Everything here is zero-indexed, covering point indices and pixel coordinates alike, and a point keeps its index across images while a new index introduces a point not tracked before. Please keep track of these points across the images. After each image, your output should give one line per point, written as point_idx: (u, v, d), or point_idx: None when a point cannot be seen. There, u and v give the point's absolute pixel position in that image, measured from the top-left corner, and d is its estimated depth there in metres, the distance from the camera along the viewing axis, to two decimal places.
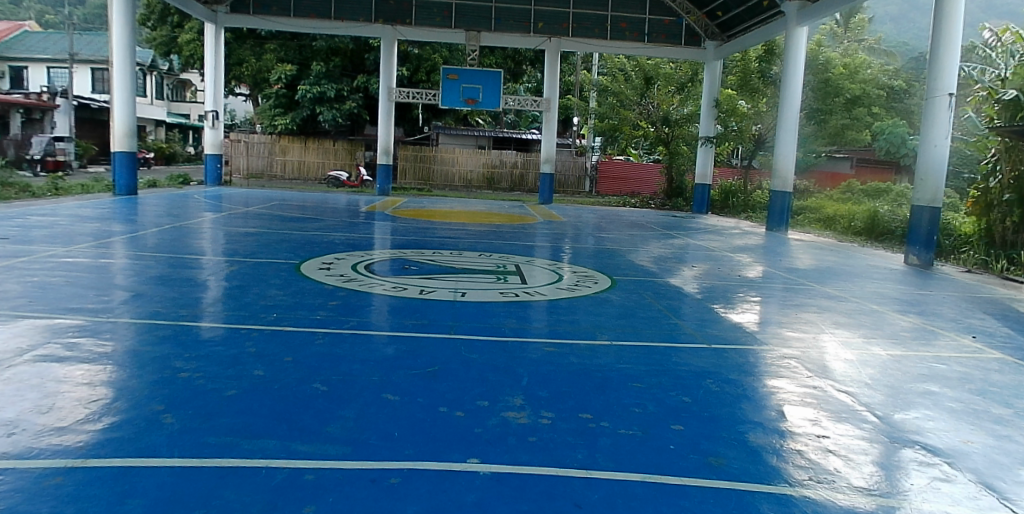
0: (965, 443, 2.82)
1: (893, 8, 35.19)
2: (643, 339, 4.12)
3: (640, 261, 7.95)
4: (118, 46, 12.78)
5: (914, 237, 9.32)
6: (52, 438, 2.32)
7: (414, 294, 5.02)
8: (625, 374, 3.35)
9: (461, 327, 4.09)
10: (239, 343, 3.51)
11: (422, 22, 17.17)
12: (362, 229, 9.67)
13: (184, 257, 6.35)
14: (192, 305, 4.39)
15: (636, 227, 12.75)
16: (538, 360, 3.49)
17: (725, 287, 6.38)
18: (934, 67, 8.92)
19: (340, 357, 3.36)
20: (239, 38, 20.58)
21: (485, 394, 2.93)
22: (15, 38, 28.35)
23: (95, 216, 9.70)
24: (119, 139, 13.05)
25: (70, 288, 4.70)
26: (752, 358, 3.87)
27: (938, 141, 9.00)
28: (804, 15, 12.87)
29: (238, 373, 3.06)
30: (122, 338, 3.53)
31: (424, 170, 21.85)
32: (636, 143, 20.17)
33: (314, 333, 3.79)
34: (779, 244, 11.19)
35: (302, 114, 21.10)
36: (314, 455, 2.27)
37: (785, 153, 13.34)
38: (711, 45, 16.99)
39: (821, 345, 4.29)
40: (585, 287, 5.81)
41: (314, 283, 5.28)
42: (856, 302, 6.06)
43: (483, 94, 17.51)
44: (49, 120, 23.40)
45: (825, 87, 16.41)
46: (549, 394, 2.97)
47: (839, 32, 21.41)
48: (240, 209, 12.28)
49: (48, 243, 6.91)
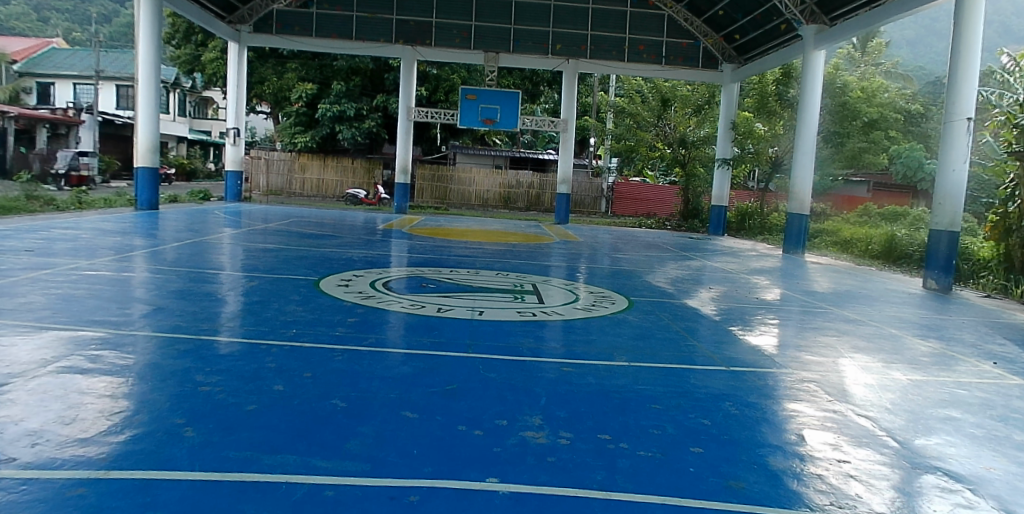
0: (987, 470, 2.77)
1: (910, 32, 34.65)
2: (660, 360, 4.10)
3: (657, 282, 7.94)
4: (145, 65, 13.05)
5: (932, 262, 9.23)
6: (74, 449, 2.35)
7: (431, 312, 5.06)
8: (644, 396, 3.33)
9: (478, 347, 4.09)
10: (258, 359, 3.54)
11: (441, 43, 17.35)
12: (380, 247, 9.75)
13: (205, 272, 6.43)
14: (212, 319, 4.46)
15: (653, 248, 12.77)
16: (556, 380, 3.48)
17: (741, 309, 6.33)
18: (951, 92, 8.90)
19: (359, 374, 3.37)
20: (261, 57, 21.07)
21: (504, 413, 2.92)
22: (44, 55, 29.05)
23: (117, 230, 9.85)
24: (142, 155, 13.24)
25: (93, 301, 4.78)
26: (770, 381, 3.83)
27: (956, 165, 8.95)
28: (821, 39, 12.93)
29: (257, 388, 3.07)
30: (142, 351, 3.57)
31: (441, 188, 21.99)
32: (652, 164, 20.26)
33: (332, 350, 3.81)
34: (796, 267, 11.18)
35: (321, 132, 21.41)
36: (333, 471, 2.29)
37: (802, 175, 13.29)
38: (729, 68, 17.13)
39: (840, 370, 4.24)
40: (601, 307, 5.79)
41: (332, 300, 5.31)
42: (874, 326, 6.01)
43: (500, 114, 17.58)
44: (73, 135, 23.95)
45: (843, 111, 16.27)
46: (567, 415, 2.95)
47: (855, 56, 21.45)
48: (259, 225, 12.41)
49: (71, 256, 7.03)
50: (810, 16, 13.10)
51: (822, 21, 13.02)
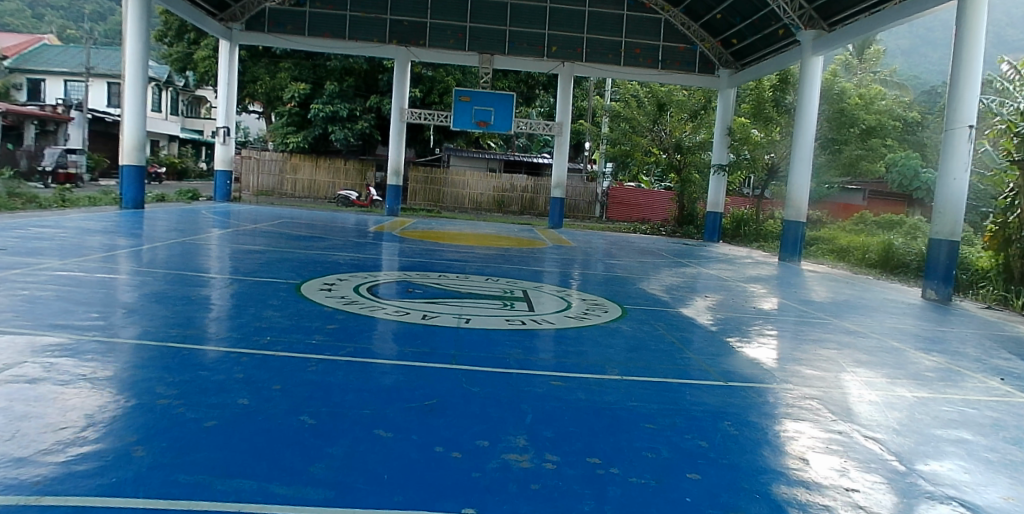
0: (1004, 501, 2.57)
1: (904, 42, 34.55)
2: (655, 375, 3.87)
3: (651, 289, 7.72)
4: (133, 61, 12.78)
5: (932, 272, 9.08)
6: (7, 470, 2.11)
7: (417, 319, 4.83)
8: (638, 413, 3.09)
9: (463, 358, 3.85)
10: (226, 369, 3.28)
11: (436, 44, 17.15)
12: (370, 250, 9.53)
13: (185, 274, 6.20)
14: (185, 323, 4.22)
15: (648, 254, 12.61)
16: (544, 395, 3.25)
17: (739, 319, 6.13)
18: (951, 100, 8.76)
19: (334, 387, 3.13)
20: (254, 56, 21.02)
21: (486, 432, 2.69)
22: (34, 51, 28.70)
23: (101, 229, 9.60)
24: (129, 153, 12.99)
25: (61, 303, 4.53)
26: (771, 398, 3.60)
27: (957, 174, 8.82)
28: (819, 45, 12.84)
29: (220, 400, 2.83)
30: (104, 358, 3.34)
31: (434, 191, 21.82)
32: (647, 169, 20.17)
33: (307, 359, 3.56)
34: (792, 275, 11.03)
35: (313, 133, 21.15)
36: (294, 499, 2.06)
37: (800, 182, 13.16)
38: (725, 73, 17.03)
39: (843, 385, 4.04)
40: (593, 316, 5.56)
41: (313, 305, 5.07)
42: (875, 339, 5.81)
43: (495, 117, 17.39)
44: (62, 131, 23.60)
45: (840, 118, 16.18)
46: (554, 435, 2.72)
47: (852, 64, 21.37)
48: (247, 226, 12.18)
49: (48, 255, 6.78)
50: (809, 21, 12.95)
51: (821, 27, 12.89)
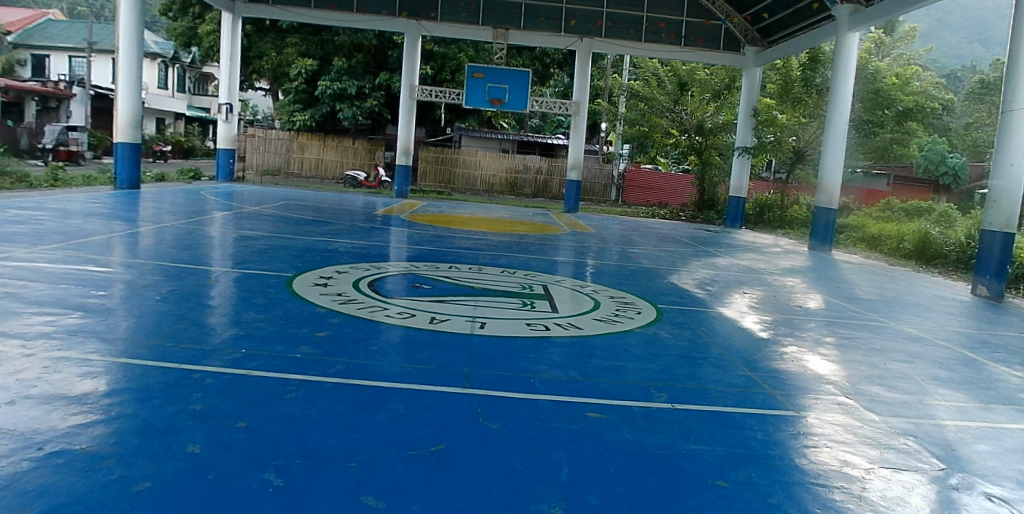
0: None
1: (924, 23, 33.35)
2: (710, 401, 3.20)
3: (682, 284, 7.02)
4: (127, 33, 12.15)
5: (983, 266, 8.28)
6: None
7: (423, 323, 4.18)
8: (702, 463, 2.43)
9: (478, 377, 3.20)
10: (181, 398, 2.63)
11: (447, 17, 16.33)
12: (375, 236, 8.90)
13: (168, 264, 5.59)
14: (146, 330, 3.57)
15: (670, 242, 11.88)
16: (581, 435, 2.58)
17: (787, 320, 5.43)
18: (1011, 78, 7.90)
19: (314, 424, 2.47)
20: (261, 31, 20.13)
21: (508, 500, 2.03)
22: (38, 26, 28.14)
23: (89, 211, 9.02)
24: (122, 130, 12.38)
25: (9, 302, 3.90)
26: (859, 437, 2.91)
27: (1016, 160, 7.96)
28: (856, 20, 11.86)
29: (162, 449, 2.17)
30: (30, 381, 2.68)
31: (445, 173, 21.11)
32: (665, 152, 19.38)
33: (287, 382, 2.91)
34: (826, 266, 10.29)
35: (321, 111, 20.41)
36: None
37: (832, 166, 12.34)
38: (751, 51, 16.11)
39: (935, 415, 3.34)
40: (626, 319, 4.88)
41: (303, 305, 4.43)
42: (944, 347, 5.09)
43: (509, 94, 16.57)
44: (64, 108, 23.07)
45: (875, 98, 15.30)
46: (600, 502, 2.07)
47: (884, 43, 20.36)
48: (248, 208, 11.55)
49: (20, 242, 6.19)
50: None
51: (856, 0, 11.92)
